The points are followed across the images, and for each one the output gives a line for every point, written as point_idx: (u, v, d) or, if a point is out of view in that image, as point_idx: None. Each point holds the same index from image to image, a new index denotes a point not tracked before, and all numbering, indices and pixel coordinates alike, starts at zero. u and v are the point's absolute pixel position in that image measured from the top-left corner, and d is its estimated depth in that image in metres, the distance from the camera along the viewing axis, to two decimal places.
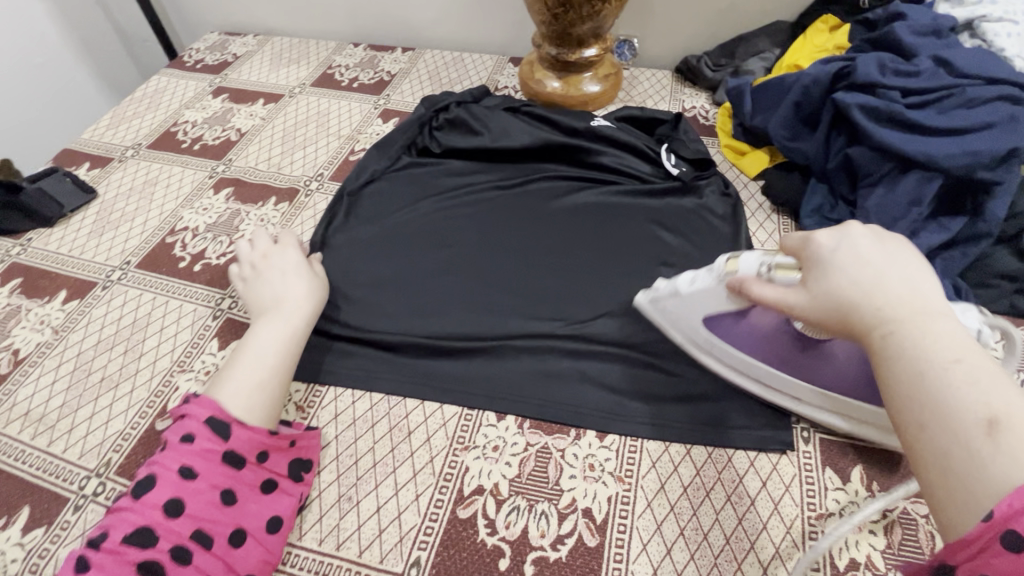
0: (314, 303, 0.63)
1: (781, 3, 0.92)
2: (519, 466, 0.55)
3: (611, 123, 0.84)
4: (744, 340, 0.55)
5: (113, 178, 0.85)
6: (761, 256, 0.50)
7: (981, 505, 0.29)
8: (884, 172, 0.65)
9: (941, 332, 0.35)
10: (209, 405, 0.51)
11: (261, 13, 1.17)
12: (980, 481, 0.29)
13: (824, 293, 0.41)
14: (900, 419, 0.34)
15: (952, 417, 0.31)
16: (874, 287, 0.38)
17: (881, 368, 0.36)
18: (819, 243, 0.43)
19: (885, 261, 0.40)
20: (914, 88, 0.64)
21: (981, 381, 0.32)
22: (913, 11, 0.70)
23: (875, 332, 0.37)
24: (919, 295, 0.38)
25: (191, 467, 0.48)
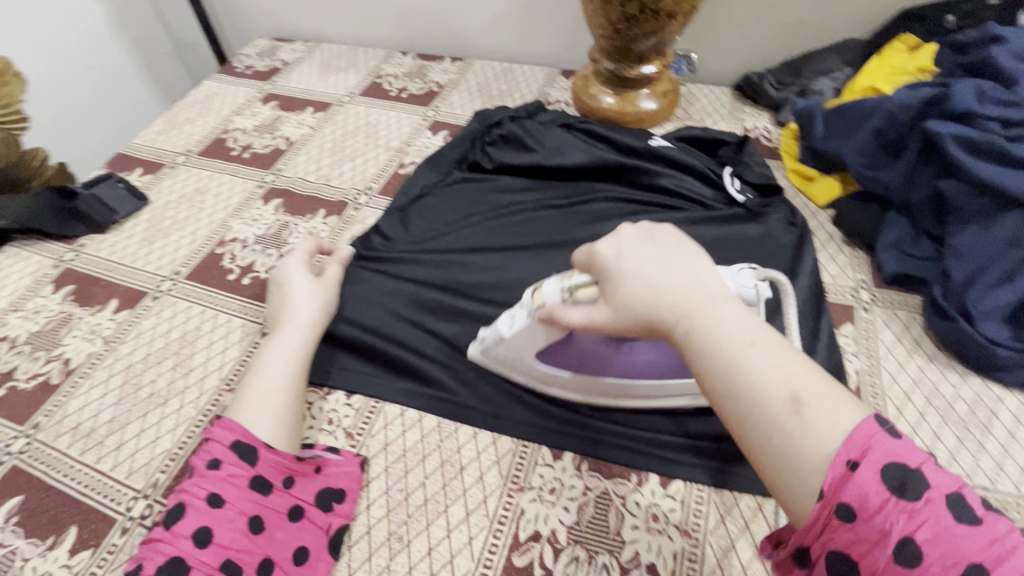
0: (325, 313, 0.62)
1: (855, 19, 0.87)
2: (577, 512, 0.52)
3: (671, 144, 0.81)
4: (573, 362, 0.54)
5: (165, 185, 0.85)
6: (559, 279, 0.49)
7: (811, 487, 0.31)
8: (980, 209, 0.60)
9: (729, 320, 0.37)
10: (233, 428, 0.50)
11: (311, 19, 1.16)
12: (806, 461, 0.32)
13: (623, 301, 0.41)
14: (727, 414, 0.36)
15: (768, 404, 0.34)
16: (663, 288, 0.39)
17: (697, 367, 0.37)
18: (603, 255, 0.44)
19: (662, 256, 0.41)
20: (1015, 118, 0.59)
21: (774, 361, 0.35)
22: (1012, 33, 0.65)
23: (681, 334, 0.38)
24: (698, 284, 0.40)
25: (219, 494, 0.47)
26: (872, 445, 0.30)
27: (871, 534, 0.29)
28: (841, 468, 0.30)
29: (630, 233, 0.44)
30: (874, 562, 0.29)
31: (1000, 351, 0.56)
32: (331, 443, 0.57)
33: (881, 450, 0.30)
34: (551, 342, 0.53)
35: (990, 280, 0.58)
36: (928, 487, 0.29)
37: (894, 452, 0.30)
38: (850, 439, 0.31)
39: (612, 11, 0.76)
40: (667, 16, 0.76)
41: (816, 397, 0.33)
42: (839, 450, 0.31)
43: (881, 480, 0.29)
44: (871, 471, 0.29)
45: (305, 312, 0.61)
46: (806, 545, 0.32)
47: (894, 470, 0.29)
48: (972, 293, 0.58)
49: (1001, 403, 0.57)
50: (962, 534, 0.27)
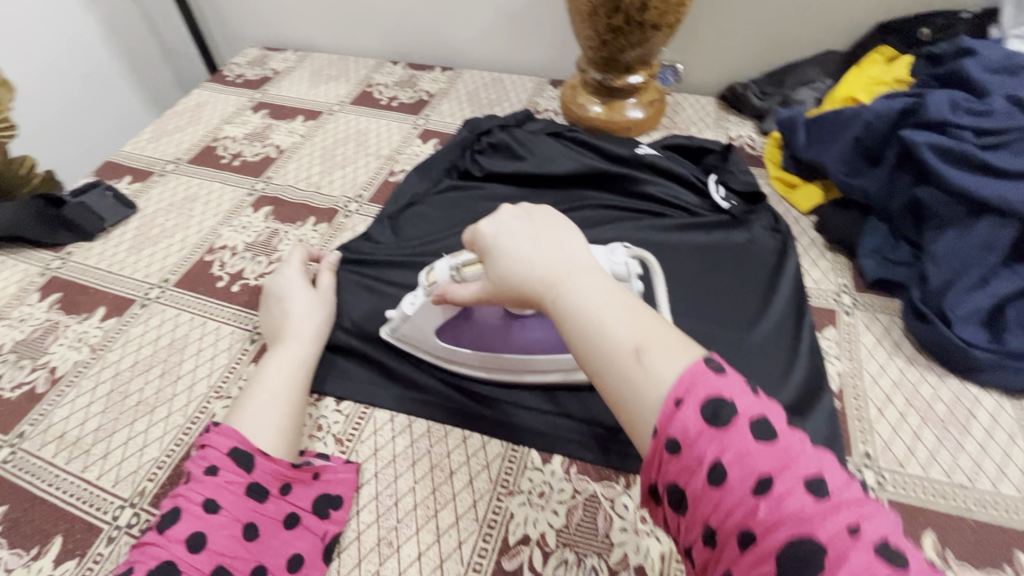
0: (320, 322, 0.63)
1: (834, 32, 0.89)
2: (567, 515, 0.52)
3: (657, 152, 0.82)
4: (472, 339, 0.59)
5: (154, 193, 0.85)
6: (449, 260, 0.54)
7: (647, 425, 0.33)
8: (955, 215, 0.61)
9: (588, 285, 0.39)
10: (231, 435, 0.50)
11: (301, 29, 1.17)
12: (642, 401, 0.33)
13: (503, 278, 0.44)
14: (588, 369, 0.37)
15: (614, 356, 0.35)
16: (532, 261, 0.42)
17: (562, 328, 0.39)
18: (483, 235, 0.46)
19: (531, 233, 0.44)
20: (987, 127, 0.61)
21: (623, 317, 0.37)
22: (983, 46, 0.68)
23: (547, 301, 0.40)
24: (565, 257, 0.42)
25: (215, 500, 0.46)
26: (694, 382, 0.32)
27: (690, 463, 0.31)
28: (668, 405, 0.32)
29: (510, 213, 0.47)
30: (695, 489, 0.31)
31: (976, 353, 0.58)
32: (321, 450, 0.57)
33: (702, 386, 0.32)
34: (449, 318, 0.59)
35: (966, 284, 0.59)
36: (737, 414, 0.31)
37: (712, 386, 0.32)
38: (678, 380, 0.33)
39: (598, 23, 0.78)
40: (652, 28, 0.78)
41: (656, 346, 0.35)
42: (669, 389, 0.33)
43: (699, 413, 0.31)
44: (692, 406, 0.32)
45: (301, 322, 0.62)
46: (652, 485, 0.33)
47: (710, 403, 0.31)
48: (949, 297, 0.60)
49: (978, 403, 0.58)
50: (761, 453, 0.30)
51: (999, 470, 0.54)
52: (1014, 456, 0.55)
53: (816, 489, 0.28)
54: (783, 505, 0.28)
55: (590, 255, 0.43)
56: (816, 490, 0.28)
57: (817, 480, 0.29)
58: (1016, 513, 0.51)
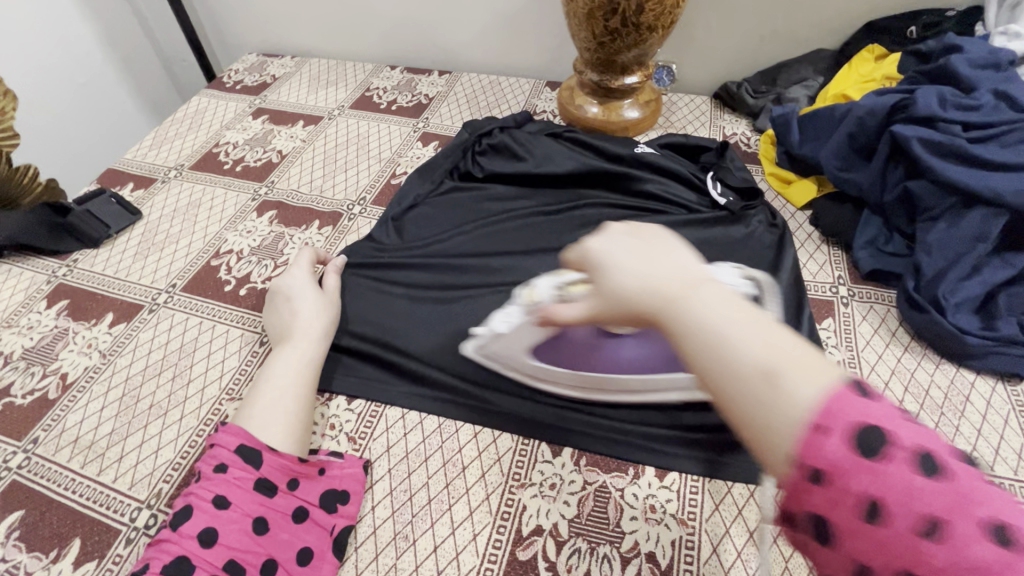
0: (329, 322, 0.64)
1: (824, 31, 0.91)
2: (578, 506, 0.53)
3: (655, 151, 0.84)
4: (565, 361, 0.55)
5: (158, 200, 0.85)
6: (550, 278, 0.51)
7: (789, 464, 0.27)
8: (946, 207, 0.63)
9: (708, 298, 0.32)
10: (238, 433, 0.51)
11: (299, 35, 1.18)
12: (781, 434, 0.27)
13: (603, 293, 0.36)
14: (709, 394, 0.31)
15: (748, 383, 0.29)
16: (641, 270, 0.35)
17: (676, 346, 0.33)
18: (582, 247, 0.38)
19: (635, 238, 0.37)
20: (975, 122, 0.63)
21: (754, 335, 0.30)
22: (969, 43, 0.70)
23: (658, 315, 0.33)
24: (679, 266, 0.35)
25: (225, 496, 0.48)
26: (845, 408, 0.26)
27: (838, 496, 0.25)
28: (811, 434, 0.26)
29: (619, 229, 0.39)
30: (844, 523, 0.25)
31: (970, 340, 0.60)
32: (334, 448, 0.58)
33: (856, 415, 0.26)
34: (543, 339, 0.54)
35: (958, 273, 0.61)
36: (898, 447, 0.25)
37: (866, 412, 0.26)
38: (826, 405, 0.27)
39: (595, 25, 0.80)
40: (648, 30, 0.79)
41: (799, 369, 0.28)
42: (813, 416, 0.27)
43: (852, 445, 0.26)
44: (841, 436, 0.26)
45: (310, 321, 0.63)
46: (785, 517, 0.28)
47: (865, 432, 0.26)
48: (942, 286, 0.62)
49: (973, 389, 0.60)
50: (928, 491, 0.25)
51: (994, 452, 0.56)
52: (1008, 439, 0.56)
53: (996, 533, 0.24)
54: (959, 553, 0.23)
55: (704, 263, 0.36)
56: (993, 532, 0.24)
57: (1000, 524, 0.24)
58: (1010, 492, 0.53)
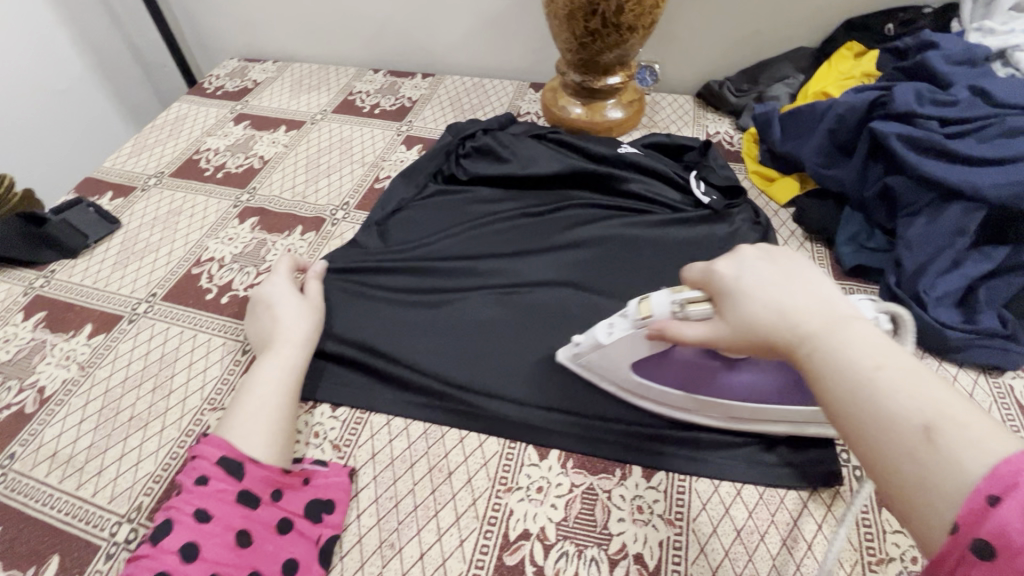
0: (311, 326, 0.63)
1: (804, 29, 0.92)
2: (565, 509, 0.53)
3: (638, 151, 0.84)
4: (671, 379, 0.55)
5: (137, 208, 0.84)
6: (670, 294, 0.50)
7: (944, 520, 0.28)
8: (925, 202, 0.64)
9: (861, 346, 0.35)
10: (220, 444, 0.50)
11: (280, 40, 1.17)
12: (937, 493, 0.28)
13: (740, 321, 0.41)
14: (853, 442, 0.33)
15: (893, 428, 0.31)
16: (788, 309, 0.38)
17: (820, 390, 0.35)
18: (721, 274, 0.44)
19: (779, 274, 0.41)
20: (952, 117, 0.64)
21: (910, 388, 0.32)
22: (945, 39, 0.70)
23: (803, 353, 0.37)
24: (829, 310, 0.38)
25: (206, 509, 0.47)
26: (1022, 480, 0.25)
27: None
28: (979, 502, 0.26)
29: (755, 258, 0.44)
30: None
31: (951, 333, 0.60)
32: (318, 456, 0.57)
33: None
34: (651, 352, 0.54)
35: (939, 268, 0.62)
36: None
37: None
38: (993, 472, 0.27)
39: (576, 26, 0.80)
40: (629, 30, 0.80)
41: (954, 425, 0.29)
42: (978, 481, 0.27)
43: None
44: (1019, 506, 0.25)
45: (291, 327, 0.62)
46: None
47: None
48: (923, 281, 0.62)
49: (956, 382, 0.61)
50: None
51: None
52: None
53: None
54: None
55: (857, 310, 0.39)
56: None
57: None
58: None
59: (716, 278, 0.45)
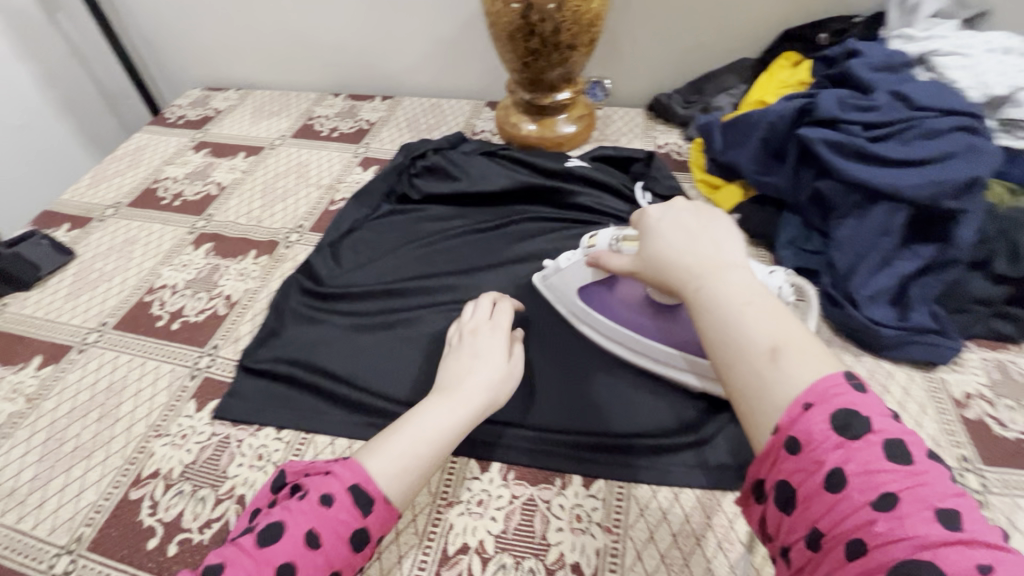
0: (495, 394, 0.56)
1: (744, 41, 0.95)
2: (505, 521, 0.53)
3: (586, 164, 0.86)
4: (610, 306, 0.64)
5: (93, 238, 0.85)
6: (614, 231, 0.59)
7: (770, 423, 0.32)
8: (853, 204, 0.66)
9: (738, 281, 0.38)
10: (357, 470, 0.47)
11: (242, 68, 1.20)
12: (767, 398, 0.32)
13: (652, 257, 0.44)
14: (712, 361, 0.37)
15: (748, 351, 0.34)
16: (688, 254, 0.41)
17: (695, 317, 0.38)
18: (650, 222, 0.46)
19: (694, 225, 0.44)
20: (874, 121, 0.66)
21: (765, 317, 0.35)
22: (868, 47, 0.73)
23: (689, 290, 0.40)
24: (721, 253, 0.41)
25: (317, 534, 0.43)
26: (833, 392, 0.31)
27: (808, 464, 0.30)
28: (798, 408, 0.31)
29: (687, 206, 0.46)
30: (808, 488, 0.30)
31: (884, 331, 0.61)
32: (261, 478, 0.57)
33: (838, 399, 0.31)
34: (597, 280, 0.64)
35: (869, 267, 0.63)
36: (872, 430, 0.29)
37: (847, 399, 0.31)
38: (814, 385, 0.31)
39: (518, 46, 0.82)
40: (569, 48, 0.82)
41: (797, 350, 0.33)
42: (800, 392, 0.32)
43: (830, 422, 0.30)
44: (824, 413, 0.30)
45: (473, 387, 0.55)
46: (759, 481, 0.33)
47: (843, 414, 0.30)
48: (855, 281, 0.64)
49: (891, 378, 0.62)
50: (888, 471, 0.28)
51: None
52: (925, 426, 0.58)
53: (944, 517, 0.27)
54: (902, 525, 0.27)
55: (744, 255, 0.42)
56: (939, 514, 0.27)
57: (947, 509, 0.27)
58: None
59: (648, 217, 0.47)
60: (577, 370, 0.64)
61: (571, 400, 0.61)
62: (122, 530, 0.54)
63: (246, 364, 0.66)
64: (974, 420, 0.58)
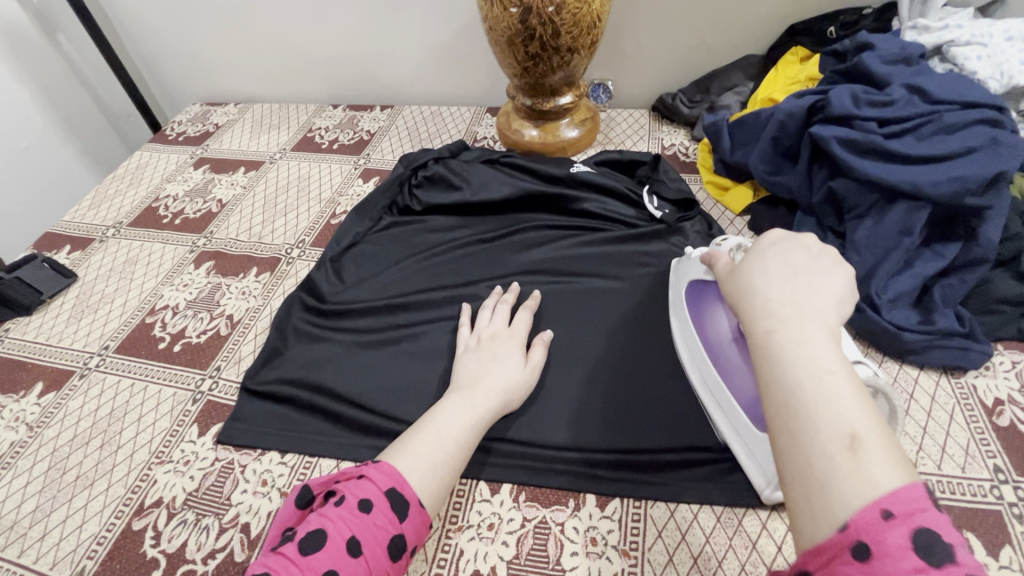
0: (511, 395, 0.58)
1: (750, 37, 0.92)
2: (517, 545, 0.51)
3: (591, 169, 0.84)
4: (701, 310, 0.60)
5: (94, 260, 0.84)
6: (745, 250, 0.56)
7: (832, 515, 0.30)
8: (870, 203, 0.63)
9: (824, 340, 0.35)
10: (392, 474, 0.48)
11: (242, 81, 1.19)
12: (832, 492, 0.30)
13: (743, 281, 0.41)
14: (768, 420, 0.34)
15: (823, 432, 0.31)
16: (776, 290, 0.38)
17: (762, 363, 0.36)
18: (761, 244, 0.43)
19: (801, 263, 0.40)
20: (889, 117, 0.64)
21: (848, 398, 0.32)
22: (880, 40, 0.70)
23: (763, 328, 0.37)
24: (815, 300, 0.37)
25: (359, 541, 0.43)
26: (916, 508, 0.28)
27: None
28: (874, 515, 0.28)
29: (814, 241, 0.42)
30: None
31: (907, 335, 0.59)
32: (265, 505, 0.55)
33: (920, 516, 0.28)
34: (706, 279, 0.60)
35: (889, 270, 0.61)
36: (955, 562, 0.27)
37: (931, 518, 0.28)
38: (896, 494, 0.29)
39: (517, 52, 0.80)
40: (570, 51, 0.80)
41: (879, 445, 0.31)
42: (879, 498, 0.29)
43: (911, 540, 0.27)
44: (904, 530, 0.28)
45: (493, 389, 0.57)
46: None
47: (926, 534, 0.28)
48: (875, 283, 0.61)
49: (917, 385, 0.59)
50: None
51: (941, 450, 0.54)
52: (954, 435, 0.55)
53: None
54: None
55: (842, 315, 0.38)
56: None
57: None
58: (960, 491, 0.51)
59: (762, 240, 0.44)
60: (596, 383, 0.61)
61: (589, 415, 0.59)
62: (124, 563, 0.52)
63: (248, 386, 0.65)
64: (1006, 427, 0.55)
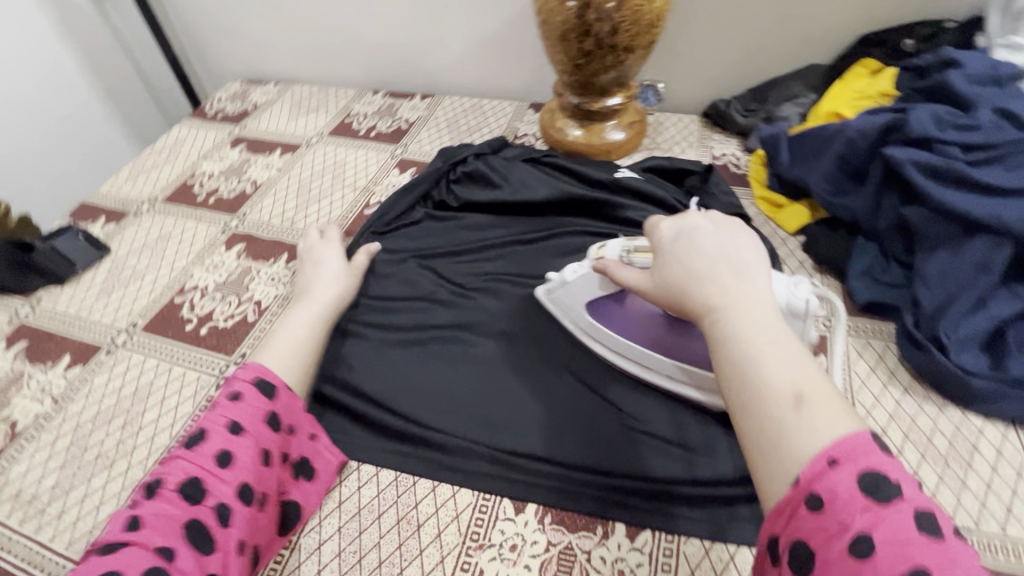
0: (342, 292, 0.67)
1: (817, 46, 0.87)
2: (540, 571, 0.49)
3: (638, 175, 0.80)
4: (626, 331, 0.60)
5: (127, 234, 0.84)
6: (623, 242, 0.56)
7: (788, 475, 0.30)
8: (945, 234, 0.58)
9: (760, 316, 0.36)
10: (256, 368, 0.54)
11: (284, 62, 1.18)
12: (784, 449, 0.31)
13: (667, 279, 0.43)
14: (726, 400, 0.35)
15: (768, 396, 0.33)
16: (701, 276, 0.40)
17: (712, 348, 0.37)
18: (662, 234, 0.45)
19: (711, 243, 0.42)
20: (974, 142, 0.59)
21: (787, 360, 0.34)
22: (968, 57, 0.65)
23: (705, 318, 0.38)
24: (741, 281, 0.39)
25: (238, 422, 0.49)
26: (858, 452, 0.29)
27: (832, 526, 0.28)
28: (822, 464, 0.30)
29: (704, 220, 0.44)
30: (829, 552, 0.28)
31: (975, 382, 0.54)
32: None
33: (865, 458, 0.29)
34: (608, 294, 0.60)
35: (961, 309, 0.56)
36: (901, 498, 0.28)
37: (875, 460, 0.29)
38: (840, 441, 0.30)
39: (570, 47, 0.76)
40: (625, 50, 0.76)
41: (821, 398, 0.32)
42: (827, 447, 0.30)
43: (858, 483, 0.28)
44: (849, 473, 0.29)
45: (325, 285, 0.67)
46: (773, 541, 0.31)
47: (870, 475, 0.29)
48: (943, 322, 0.57)
49: (981, 436, 0.55)
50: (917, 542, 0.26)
51: (1006, 510, 0.50)
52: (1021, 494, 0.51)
53: None
54: None
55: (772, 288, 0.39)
56: None
57: None
58: None
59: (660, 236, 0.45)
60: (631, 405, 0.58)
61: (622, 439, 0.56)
62: None
63: None
64: None
